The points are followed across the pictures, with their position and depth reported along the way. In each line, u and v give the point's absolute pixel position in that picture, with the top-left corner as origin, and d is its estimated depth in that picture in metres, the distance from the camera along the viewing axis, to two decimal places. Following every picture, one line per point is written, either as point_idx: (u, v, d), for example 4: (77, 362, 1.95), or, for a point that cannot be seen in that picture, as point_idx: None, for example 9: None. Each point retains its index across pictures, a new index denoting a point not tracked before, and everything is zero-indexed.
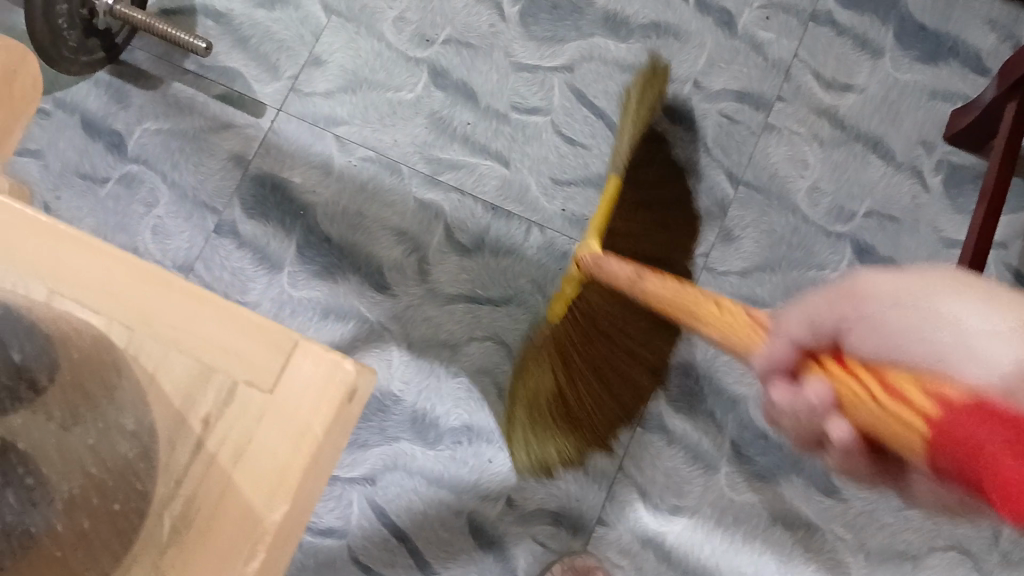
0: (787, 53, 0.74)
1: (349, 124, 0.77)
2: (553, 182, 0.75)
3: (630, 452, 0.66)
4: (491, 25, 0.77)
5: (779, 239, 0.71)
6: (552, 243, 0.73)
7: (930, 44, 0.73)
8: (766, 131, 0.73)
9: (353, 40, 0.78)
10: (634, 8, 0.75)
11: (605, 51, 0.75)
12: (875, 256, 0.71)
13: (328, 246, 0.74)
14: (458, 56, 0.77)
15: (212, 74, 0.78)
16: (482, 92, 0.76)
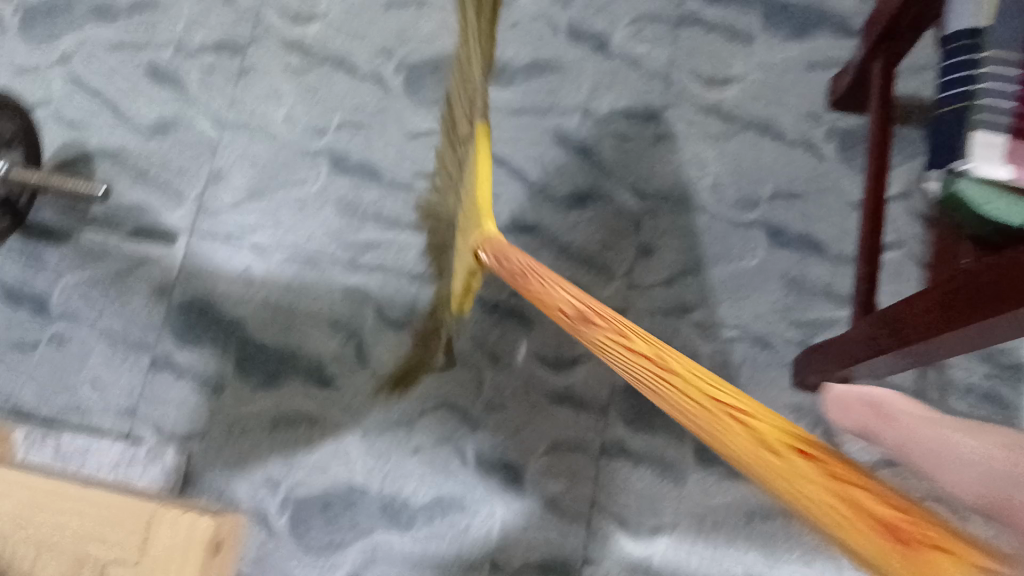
0: (663, 62, 0.70)
1: (261, 230, 0.77)
2: None
3: (599, 481, 0.67)
4: (378, 102, 0.78)
5: (696, 241, 0.68)
6: (480, 299, 0.71)
7: (798, 19, 0.70)
8: (661, 141, 0.69)
9: (249, 146, 0.79)
10: (510, 52, 0.72)
11: (492, 99, 0.72)
12: (792, 234, 0.67)
13: (264, 356, 0.74)
14: (353, 137, 0.77)
15: (119, 214, 0.78)
16: (384, 168, 0.77)
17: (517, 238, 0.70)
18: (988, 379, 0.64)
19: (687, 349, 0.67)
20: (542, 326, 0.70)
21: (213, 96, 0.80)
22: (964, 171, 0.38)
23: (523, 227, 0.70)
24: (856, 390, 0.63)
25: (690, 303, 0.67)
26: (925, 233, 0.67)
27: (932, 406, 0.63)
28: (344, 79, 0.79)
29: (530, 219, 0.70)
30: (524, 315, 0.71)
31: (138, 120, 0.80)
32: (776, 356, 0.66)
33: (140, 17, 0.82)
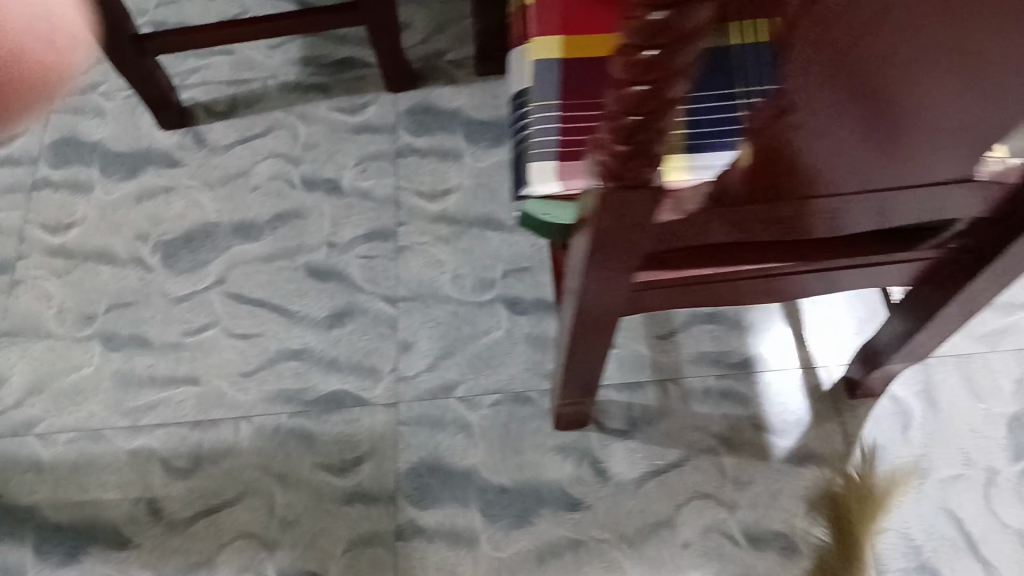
0: (390, 188, 0.81)
1: (46, 421, 0.76)
2: (243, 375, 0.76)
3: (398, 567, 0.68)
4: (141, 279, 0.81)
5: (447, 328, 0.75)
6: (261, 427, 0.74)
7: (495, 130, 0.83)
8: (400, 252, 0.78)
9: (25, 351, 0.79)
10: (254, 212, 0.82)
11: (245, 253, 0.80)
12: (526, 302, 0.75)
13: (57, 535, 0.72)
14: (120, 316, 0.79)
15: None
16: (154, 335, 0.78)
17: (288, 363, 0.75)
18: (720, 380, 0.71)
19: (458, 423, 0.71)
20: (323, 439, 0.72)
21: None
22: (527, 194, 0.43)
23: (291, 353, 0.76)
24: (606, 415, 0.70)
25: (452, 381, 0.73)
26: None
27: (674, 416, 0.70)
28: (108, 268, 0.81)
29: (297, 344, 0.76)
30: (305, 432, 0.73)
31: None
32: (535, 408, 0.72)
33: None
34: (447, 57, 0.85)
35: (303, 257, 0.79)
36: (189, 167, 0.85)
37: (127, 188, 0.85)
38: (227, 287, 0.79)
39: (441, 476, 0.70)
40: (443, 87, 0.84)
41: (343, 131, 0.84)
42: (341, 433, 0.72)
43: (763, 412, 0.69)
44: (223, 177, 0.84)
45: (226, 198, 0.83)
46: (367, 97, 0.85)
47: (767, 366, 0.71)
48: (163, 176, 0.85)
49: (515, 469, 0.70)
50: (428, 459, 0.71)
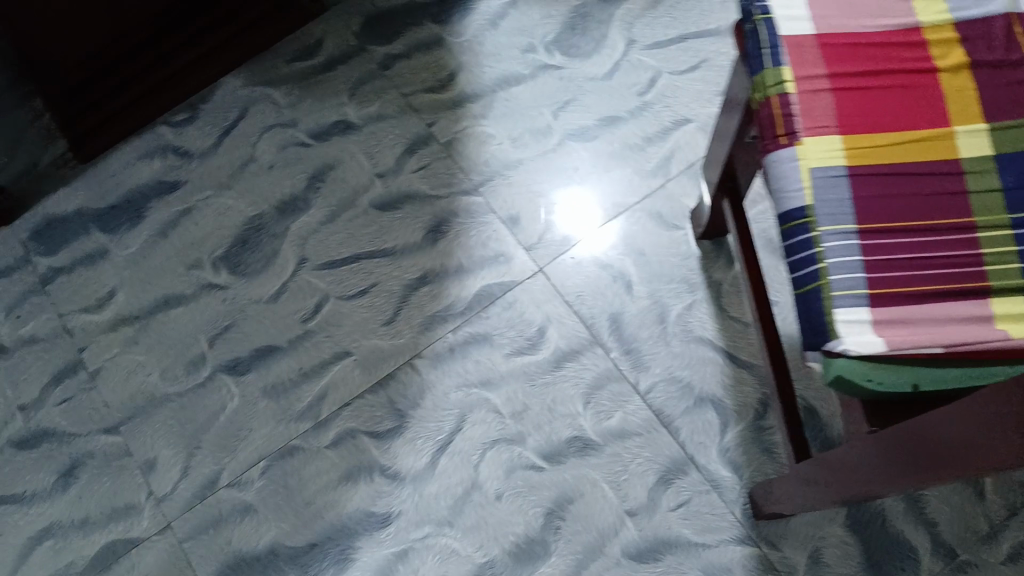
0: (184, 310, 1.07)
1: None
2: (85, 489, 1.01)
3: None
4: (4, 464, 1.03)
5: (286, 400, 1.01)
6: (161, 520, 0.97)
7: (276, 214, 1.11)
8: (206, 358, 1.04)
9: None
10: (39, 379, 1.06)
11: (60, 425, 1.04)
12: (373, 368, 1.02)
13: None
14: None
15: None
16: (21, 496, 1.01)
17: (121, 457, 1.01)
18: (540, 376, 1.01)
19: (359, 473, 0.98)
20: (222, 524, 0.96)
21: None
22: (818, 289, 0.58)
23: (143, 467, 1.00)
24: (481, 430, 0.99)
25: (334, 443, 0.99)
26: (458, 311, 1.05)
27: (534, 417, 0.99)
28: None
29: (153, 473, 1.00)
30: (148, 566, 0.96)
31: None
32: (425, 441, 0.99)
33: None
34: (221, 189, 1.13)
35: (124, 426, 1.03)
36: None
37: None
38: (64, 442, 1.03)
39: (245, 570, 0.94)
40: (218, 208, 1.12)
41: (103, 286, 1.09)
42: (215, 512, 0.97)
43: (653, 374, 1.00)
44: None
45: None
46: (108, 238, 1.12)
47: (810, 223, 0.59)
48: None
49: (416, 490, 0.96)
50: (227, 562, 0.95)
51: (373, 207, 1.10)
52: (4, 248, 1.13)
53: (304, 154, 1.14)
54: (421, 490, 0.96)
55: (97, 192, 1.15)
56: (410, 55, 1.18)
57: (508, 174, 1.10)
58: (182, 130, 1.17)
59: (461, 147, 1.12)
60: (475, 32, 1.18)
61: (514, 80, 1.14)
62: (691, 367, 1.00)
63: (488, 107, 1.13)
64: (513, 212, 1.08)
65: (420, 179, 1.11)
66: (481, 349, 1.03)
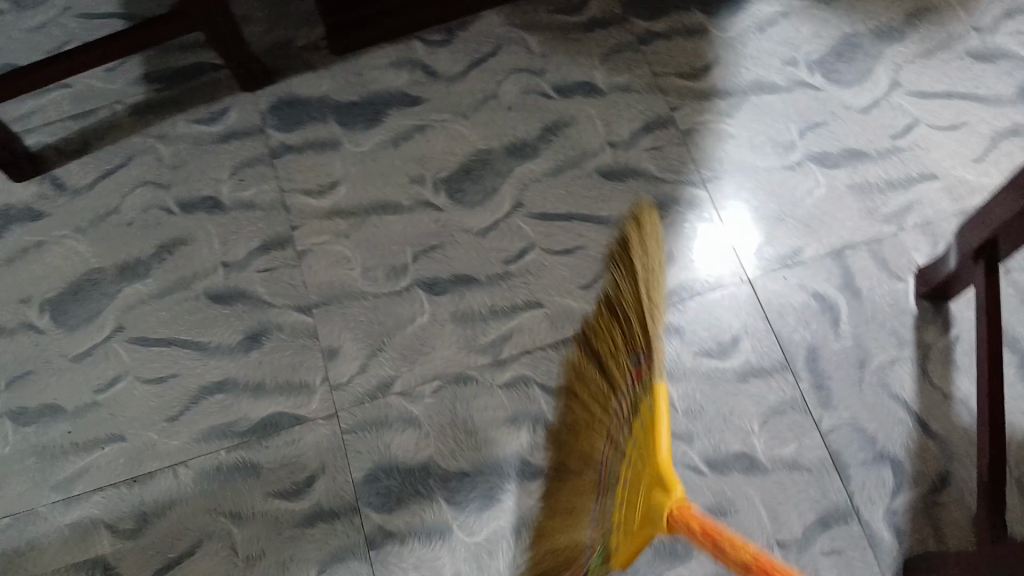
0: (398, 219, 1.10)
1: (139, 399, 1.02)
2: (261, 353, 1.04)
3: (470, 509, 0.96)
4: (194, 309, 1.07)
5: (471, 331, 1.04)
6: (331, 403, 1.01)
7: (504, 155, 1.13)
8: (407, 269, 1.07)
9: (105, 363, 1.04)
10: (244, 239, 1.10)
11: (252, 288, 1.07)
12: (562, 324, 1.04)
13: (176, 506, 0.97)
14: (171, 330, 1.06)
15: (25, 412, 1.02)
16: (202, 340, 1.05)
17: (302, 333, 1.04)
18: (725, 382, 1.02)
19: (528, 418, 1.00)
20: (386, 426, 1.00)
21: (59, 307, 1.08)
22: None
23: (324, 351, 1.03)
24: None
25: (508, 381, 1.02)
26: (655, 295, 1.05)
27: (707, 420, 1.00)
28: (154, 289, 1.08)
29: (331, 360, 1.03)
30: (306, 445, 0.99)
31: (27, 321, 1.07)
32: None
33: (15, 263, 1.11)
34: (458, 115, 1.16)
35: (315, 309, 1.06)
36: (174, 191, 1.14)
37: (147, 217, 1.12)
38: (252, 302, 1.06)
39: (397, 476, 0.97)
40: (450, 134, 1.15)
41: (327, 174, 1.13)
42: (378, 413, 1.00)
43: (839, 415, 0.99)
44: (183, 240, 1.10)
45: (171, 262, 1.09)
46: (342, 132, 1.16)
47: None
48: (144, 229, 1.12)
49: None
50: (381, 464, 0.98)
51: (598, 172, 1.12)
52: (244, 112, 1.18)
53: (545, 106, 1.16)
54: None
55: (342, 84, 1.19)
56: (671, 36, 1.19)
57: (740, 177, 1.11)
58: (435, 49, 1.20)
59: (699, 138, 1.13)
60: (741, 31, 1.19)
61: (768, 89, 1.15)
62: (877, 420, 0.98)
63: (736, 108, 1.14)
64: (734, 214, 1.09)
65: (651, 158, 1.12)
66: (671, 340, 1.04)
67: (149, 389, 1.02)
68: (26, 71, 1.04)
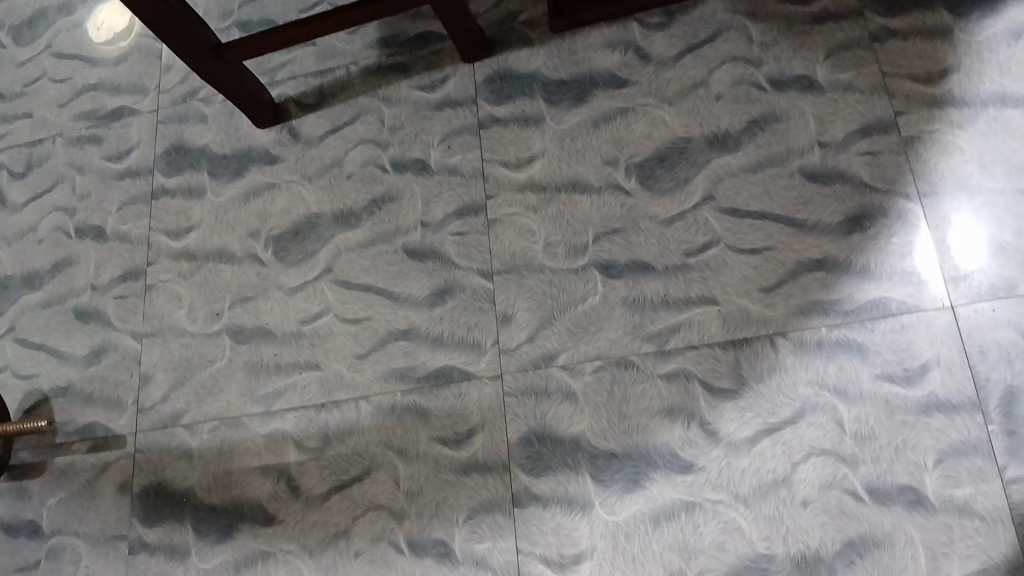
0: (586, 199, 1.13)
1: (335, 335, 1.14)
2: (444, 310, 1.11)
3: (611, 488, 0.98)
4: (392, 260, 1.17)
5: (640, 317, 1.05)
6: (499, 365, 1.07)
7: (704, 145, 1.12)
8: (588, 248, 1.10)
9: (311, 298, 1.17)
10: (443, 203, 1.18)
11: (444, 249, 1.15)
12: (734, 323, 1.03)
13: (352, 434, 1.07)
14: (369, 276, 1.17)
15: (243, 331, 1.17)
16: (394, 290, 1.15)
17: (482, 298, 1.11)
18: (903, 413, 0.96)
19: (685, 413, 1.00)
20: (546, 395, 1.04)
21: (282, 244, 1.22)
22: None
23: (500, 316, 1.09)
24: (817, 429, 0.97)
25: (669, 371, 1.02)
26: (842, 312, 1.01)
27: (876, 447, 0.95)
28: (361, 239, 1.19)
29: (504, 326, 1.09)
30: (472, 400, 1.06)
31: (255, 254, 1.22)
32: (758, 415, 0.99)
33: (252, 200, 1.26)
34: (662, 101, 1.15)
35: (498, 275, 1.12)
36: (390, 151, 1.24)
37: (364, 172, 1.24)
38: (443, 262, 1.14)
39: (548, 445, 1.01)
40: (651, 119, 1.15)
41: (527, 148, 1.18)
42: (540, 383, 1.05)
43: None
44: (391, 197, 1.21)
45: (378, 217, 1.20)
46: (547, 109, 1.20)
47: None
48: (361, 183, 1.23)
49: (726, 456, 0.98)
50: (535, 430, 1.02)
51: (801, 172, 1.08)
52: (462, 82, 1.26)
53: (755, 98, 1.12)
54: (733, 462, 0.97)
55: (555, 62, 1.22)
56: (908, 36, 1.10)
57: (962, 196, 1.02)
58: (650, 33, 1.20)
59: (922, 149, 1.05)
60: (990, 36, 1.08)
61: (1011, 101, 1.04)
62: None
63: (970, 120, 1.05)
64: (948, 236, 1.01)
65: (864, 165, 1.06)
66: (851, 358, 0.99)
67: (345, 326, 1.14)
68: (282, 30, 1.17)
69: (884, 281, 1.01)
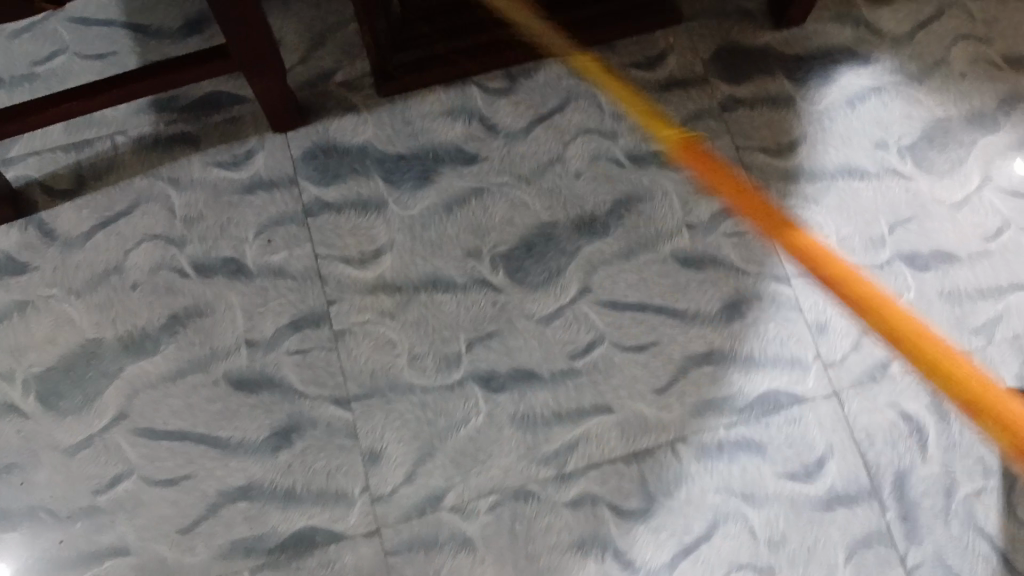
0: (450, 302, 0.97)
1: (146, 506, 0.89)
2: (292, 456, 0.91)
3: None
4: (213, 398, 0.93)
5: (530, 439, 0.93)
6: (374, 519, 0.89)
7: (571, 229, 1.01)
8: (461, 359, 0.95)
9: (101, 461, 0.90)
10: (268, 316, 0.95)
11: (283, 378, 0.93)
12: (631, 430, 0.94)
13: None
14: (182, 419, 0.92)
15: (11, 515, 0.89)
16: (220, 436, 0.92)
17: (340, 439, 0.91)
18: (810, 509, 0.92)
19: (599, 543, 0.89)
20: (437, 546, 0.88)
21: (48, 388, 0.92)
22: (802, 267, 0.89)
23: (368, 456, 0.91)
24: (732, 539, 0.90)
25: (572, 496, 0.91)
26: (737, 407, 0.95)
27: (792, 550, 0.90)
28: (163, 373, 0.93)
29: (374, 465, 0.91)
30: (346, 566, 0.87)
31: (11, 406, 0.92)
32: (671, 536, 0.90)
33: None
34: (518, 178, 1.02)
35: (355, 403, 0.93)
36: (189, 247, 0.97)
37: (155, 280, 0.96)
38: (284, 393, 0.93)
39: None
40: (507, 201, 1.01)
41: (368, 241, 0.98)
42: (429, 534, 0.89)
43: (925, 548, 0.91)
44: (196, 312, 0.95)
45: (184, 340, 0.94)
46: (385, 191, 1.01)
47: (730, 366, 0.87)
48: (152, 295, 0.95)
49: None
50: None
51: (674, 257, 1.00)
52: (272, 158, 1.01)
53: (614, 178, 1.03)
54: None
55: (388, 133, 1.03)
56: (755, 106, 1.06)
57: (827, 274, 1.00)
58: (495, 101, 1.05)
59: (783, 230, 1.01)
60: (828, 105, 1.07)
61: (858, 174, 1.04)
62: (964, 554, 0.91)
63: (824, 194, 1.03)
64: (822, 317, 0.98)
65: (734, 247, 1.00)
66: (752, 457, 0.93)
67: (159, 493, 0.90)
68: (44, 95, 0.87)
69: (774, 368, 0.96)
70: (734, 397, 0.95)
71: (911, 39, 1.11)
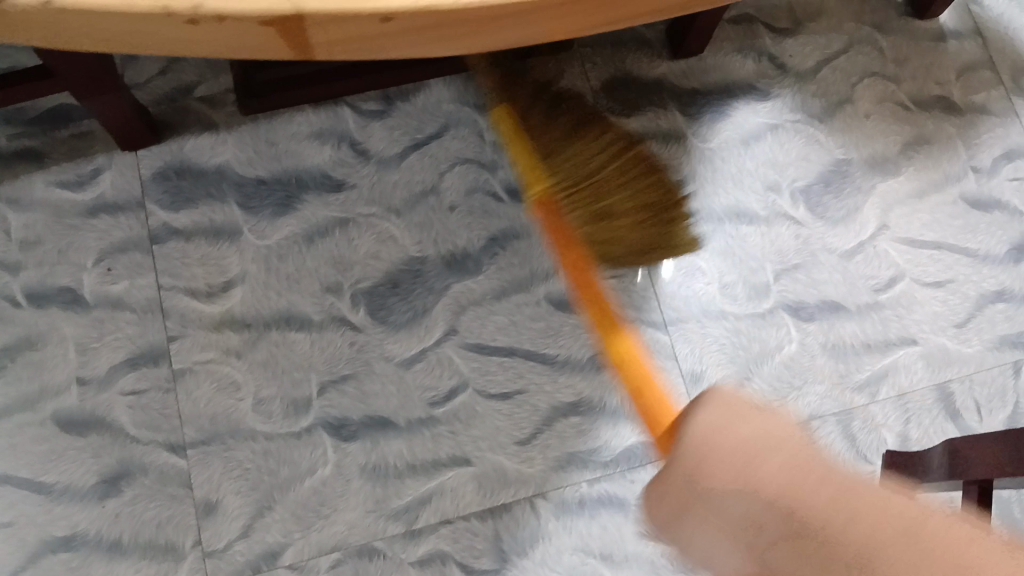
0: (304, 341, 0.91)
1: None
2: (121, 505, 0.85)
3: None
4: (38, 440, 0.86)
5: (380, 493, 0.87)
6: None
7: (440, 266, 0.95)
8: (312, 404, 0.89)
9: None
10: (104, 351, 0.89)
11: (115, 420, 0.87)
12: (488, 484, 0.89)
13: None
14: (3, 462, 0.85)
15: None
16: (44, 482, 0.85)
17: (173, 487, 0.86)
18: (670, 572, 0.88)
19: None
20: None
21: None
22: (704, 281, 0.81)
23: (203, 507, 0.86)
24: None
25: (420, 555, 0.86)
26: (603, 462, 0.90)
27: None
28: None
29: (209, 517, 0.86)
30: None
31: None
32: None
33: None
34: (387, 209, 0.96)
35: (193, 449, 0.87)
36: (22, 274, 0.90)
37: None
38: (116, 437, 0.87)
39: None
40: (374, 233, 0.95)
41: (218, 272, 0.92)
42: None
43: None
44: (25, 345, 0.88)
45: (10, 375, 0.87)
46: (241, 218, 0.94)
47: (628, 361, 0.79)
48: None
49: None
50: None
51: (548, 300, 0.95)
52: (120, 178, 0.94)
53: (490, 211, 0.97)
54: None
55: (249, 155, 0.96)
56: (643, 140, 1.00)
57: (705, 322, 0.96)
58: (367, 124, 0.99)
59: (663, 274, 0.97)
60: (721, 142, 1.01)
61: (745, 218, 0.99)
62: None
63: (707, 237, 0.98)
64: (697, 367, 0.94)
65: (611, 290, 0.95)
66: (613, 515, 0.89)
67: None
68: None
69: (643, 422, 0.92)
70: (600, 451, 0.90)
71: (817, 72, 1.05)
